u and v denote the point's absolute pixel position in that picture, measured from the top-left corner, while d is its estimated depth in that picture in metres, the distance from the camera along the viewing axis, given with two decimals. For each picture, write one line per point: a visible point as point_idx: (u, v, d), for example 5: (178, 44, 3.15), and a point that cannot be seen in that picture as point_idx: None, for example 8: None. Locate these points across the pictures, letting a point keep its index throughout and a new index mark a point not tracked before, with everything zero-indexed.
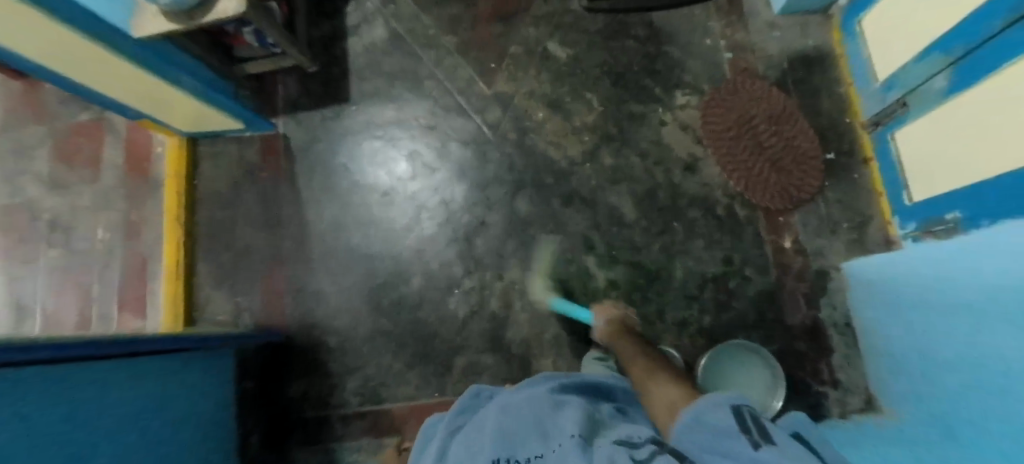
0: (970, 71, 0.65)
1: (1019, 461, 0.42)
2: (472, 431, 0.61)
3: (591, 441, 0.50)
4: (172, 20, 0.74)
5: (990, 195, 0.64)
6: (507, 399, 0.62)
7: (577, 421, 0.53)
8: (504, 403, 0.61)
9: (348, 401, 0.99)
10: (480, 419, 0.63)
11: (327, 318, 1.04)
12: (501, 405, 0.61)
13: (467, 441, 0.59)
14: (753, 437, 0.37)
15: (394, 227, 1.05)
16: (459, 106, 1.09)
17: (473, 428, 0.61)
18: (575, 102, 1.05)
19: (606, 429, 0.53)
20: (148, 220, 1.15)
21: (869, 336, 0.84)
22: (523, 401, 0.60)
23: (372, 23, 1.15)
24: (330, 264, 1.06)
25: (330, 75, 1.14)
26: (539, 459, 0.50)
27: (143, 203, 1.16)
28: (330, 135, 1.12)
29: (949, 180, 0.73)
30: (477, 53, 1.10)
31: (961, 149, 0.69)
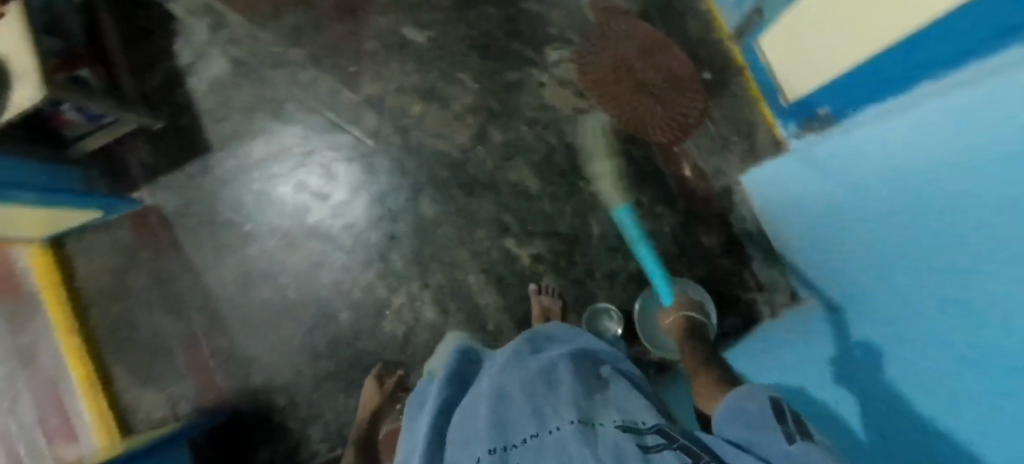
0: None
1: (929, 376, 0.40)
2: (463, 404, 0.51)
3: (592, 422, 0.43)
4: None
5: (856, 84, 0.63)
6: (507, 373, 0.53)
7: (577, 401, 0.46)
8: (502, 377, 0.52)
9: (315, 452, 0.97)
10: (472, 393, 0.53)
11: (267, 379, 0.99)
12: (499, 380, 0.51)
13: (458, 417, 0.49)
14: (788, 426, 0.39)
15: (304, 268, 0.99)
16: (331, 121, 1.00)
17: (465, 402, 0.52)
18: (448, 85, 0.98)
19: (608, 406, 0.48)
20: (40, 339, 1.04)
21: (780, 240, 0.86)
22: (523, 376, 0.52)
23: (207, 55, 1.02)
24: (253, 325, 1.01)
25: (180, 126, 1.02)
26: (535, 441, 0.41)
27: (28, 323, 1.05)
28: (202, 192, 1.02)
29: (813, 78, 0.73)
30: (332, 60, 1.00)
31: (816, 46, 0.68)
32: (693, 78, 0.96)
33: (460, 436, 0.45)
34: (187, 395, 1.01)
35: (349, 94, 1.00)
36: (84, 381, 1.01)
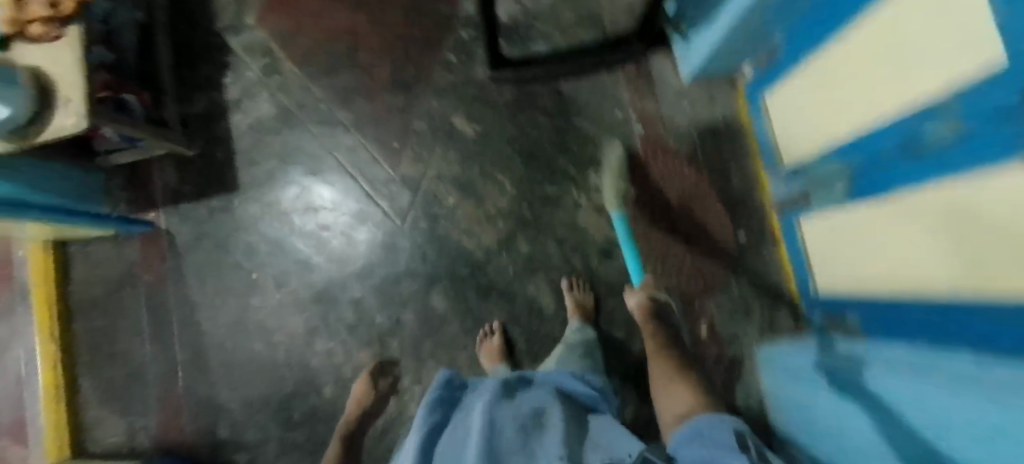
0: (855, 189, 0.62)
1: None
2: (453, 433, 0.55)
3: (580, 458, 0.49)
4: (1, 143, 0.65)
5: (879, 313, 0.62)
6: (495, 399, 0.56)
7: (564, 443, 0.50)
8: (490, 404, 0.55)
9: None
10: (462, 421, 0.56)
11: (238, 436, 0.96)
12: (485, 406, 0.54)
13: (447, 445, 0.53)
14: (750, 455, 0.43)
15: (300, 330, 0.97)
16: (363, 191, 0.99)
17: (455, 431, 0.55)
18: (486, 184, 0.98)
19: (589, 444, 0.52)
20: (12, 338, 0.98)
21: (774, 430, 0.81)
22: (508, 407, 0.55)
23: (254, 95, 1.01)
24: (234, 375, 0.97)
25: (213, 158, 1.01)
26: None
27: (3, 318, 0.99)
28: (218, 230, 0.99)
29: (844, 282, 0.73)
30: (379, 131, 1.00)
31: (851, 255, 0.68)
32: (727, 236, 0.96)
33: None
34: (150, 431, 0.97)
35: (387, 168, 0.99)
36: (50, 392, 0.96)
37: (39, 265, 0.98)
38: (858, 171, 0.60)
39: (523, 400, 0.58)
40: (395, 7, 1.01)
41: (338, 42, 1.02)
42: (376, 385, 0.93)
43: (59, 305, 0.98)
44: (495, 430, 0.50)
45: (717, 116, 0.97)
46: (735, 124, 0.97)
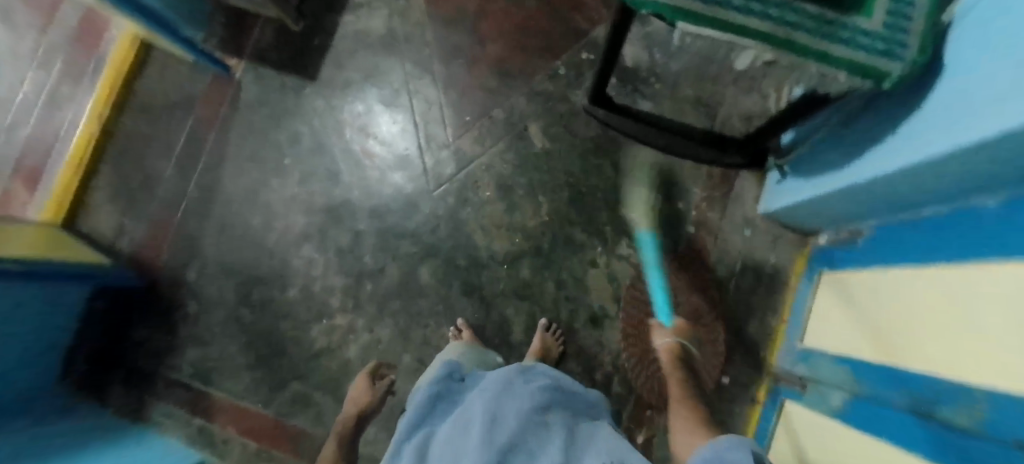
0: (859, 411, 0.61)
1: None
2: (455, 419, 0.60)
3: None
4: None
5: None
6: (495, 395, 0.60)
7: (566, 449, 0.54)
8: (492, 400, 0.59)
9: (180, 369, 0.98)
10: (463, 411, 0.61)
11: (195, 287, 1.00)
12: (489, 402, 0.59)
13: (450, 434, 0.58)
14: None
15: (297, 229, 1.00)
16: (416, 142, 1.01)
17: (458, 415, 0.60)
18: (525, 198, 0.98)
19: (589, 446, 0.56)
20: (65, 97, 1.04)
21: None
22: (508, 404, 0.59)
23: (374, 6, 1.03)
24: (223, 234, 1.01)
25: (309, 43, 1.04)
26: None
27: (68, 76, 1.04)
28: (279, 104, 1.03)
29: None
30: (461, 101, 1.02)
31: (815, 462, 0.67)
32: (711, 376, 0.92)
33: (450, 451, 0.56)
34: (132, 239, 1.02)
35: (449, 134, 1.01)
36: (71, 161, 1.01)
37: (125, 52, 1.04)
38: (863, 396, 0.61)
39: (524, 394, 0.62)
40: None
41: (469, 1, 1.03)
42: (373, 390, 0.90)
43: (120, 92, 1.03)
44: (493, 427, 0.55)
45: (768, 258, 0.94)
46: (782, 275, 0.94)
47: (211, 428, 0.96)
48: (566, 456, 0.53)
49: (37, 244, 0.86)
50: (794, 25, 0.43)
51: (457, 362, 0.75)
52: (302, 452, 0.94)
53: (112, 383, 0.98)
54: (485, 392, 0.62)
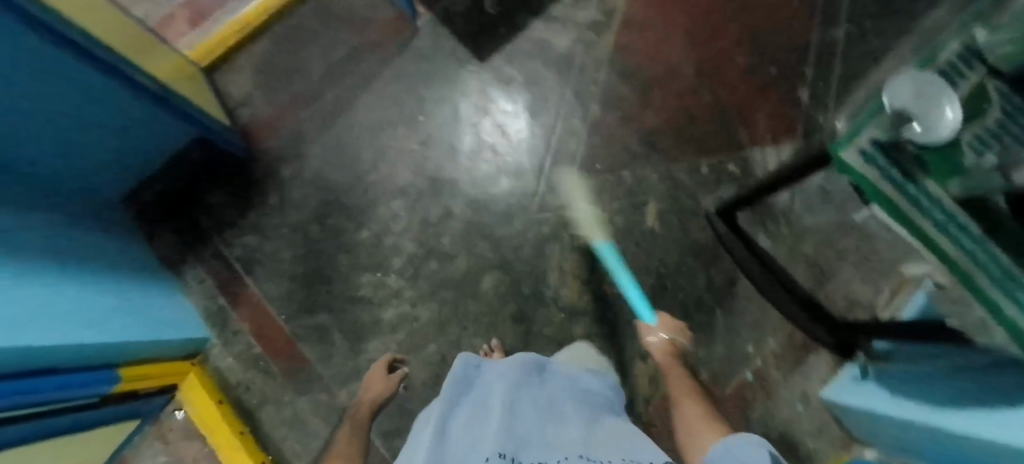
0: None
1: None
2: (472, 405, 0.56)
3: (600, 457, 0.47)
4: None
5: None
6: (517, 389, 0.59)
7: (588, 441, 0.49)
8: (509, 391, 0.56)
9: (231, 247, 0.99)
10: (478, 399, 0.58)
11: (283, 183, 1.01)
12: (508, 392, 0.56)
13: (463, 416, 0.54)
14: None
15: (397, 180, 1.01)
16: (541, 162, 1.02)
17: (474, 404, 0.57)
18: (612, 263, 0.97)
19: (611, 443, 0.51)
20: None
21: None
22: (527, 400, 0.57)
23: (569, 25, 1.05)
24: (331, 149, 1.03)
25: (495, 27, 1.06)
26: None
27: None
28: (441, 64, 1.05)
29: None
30: (599, 147, 1.02)
31: None
32: None
33: (461, 434, 0.51)
34: (254, 113, 1.05)
35: (574, 170, 1.01)
36: (241, 21, 1.05)
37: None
38: None
39: (542, 393, 0.60)
40: (715, 93, 1.02)
41: (653, 64, 1.04)
42: (388, 379, 0.86)
43: None
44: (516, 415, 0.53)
45: (806, 442, 0.91)
46: None
47: (229, 314, 0.96)
48: (586, 447, 0.48)
49: (182, 73, 0.91)
50: (976, 263, 0.31)
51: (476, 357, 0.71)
52: (295, 379, 0.93)
53: (164, 227, 0.99)
54: (503, 382, 0.59)
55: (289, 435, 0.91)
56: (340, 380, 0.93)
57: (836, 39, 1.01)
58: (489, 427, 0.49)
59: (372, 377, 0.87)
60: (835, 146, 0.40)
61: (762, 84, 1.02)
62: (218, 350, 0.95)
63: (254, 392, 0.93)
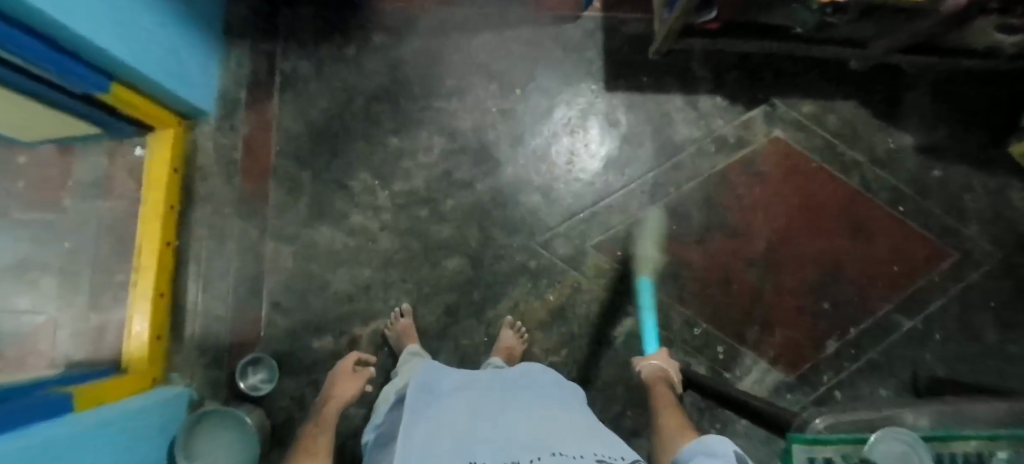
0: None
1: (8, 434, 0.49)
2: (434, 413, 0.53)
3: (571, 449, 0.42)
4: None
5: None
6: (476, 398, 0.56)
7: (555, 437, 0.45)
8: (475, 407, 0.53)
9: (285, 57, 0.96)
10: (441, 409, 0.54)
11: (368, 43, 0.98)
12: (472, 407, 0.53)
13: (427, 422, 0.50)
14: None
15: (457, 123, 0.97)
16: (579, 210, 0.97)
17: (436, 412, 0.53)
18: (558, 336, 0.94)
19: (581, 438, 0.46)
20: None
21: None
22: (490, 403, 0.54)
23: (701, 123, 0.99)
24: (428, 51, 0.99)
25: (643, 72, 1.00)
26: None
27: None
28: (573, 62, 1.00)
29: None
30: (634, 240, 0.97)
31: None
32: None
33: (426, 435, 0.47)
34: None
35: (598, 239, 0.96)
36: None
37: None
38: None
39: (507, 394, 0.57)
40: (763, 282, 0.97)
41: (739, 214, 0.98)
42: (356, 377, 0.81)
43: None
44: (483, 417, 0.50)
45: None
46: None
47: (239, 107, 0.95)
48: (552, 440, 0.44)
49: None
50: None
51: (433, 364, 0.68)
52: (245, 204, 0.93)
53: None
54: (468, 396, 0.56)
55: (205, 241, 0.92)
56: (279, 234, 0.93)
57: (898, 328, 0.95)
58: (452, 432, 0.46)
59: (341, 374, 0.82)
60: (795, 439, 0.28)
61: (807, 309, 0.96)
62: (208, 130, 0.94)
63: (207, 187, 0.93)
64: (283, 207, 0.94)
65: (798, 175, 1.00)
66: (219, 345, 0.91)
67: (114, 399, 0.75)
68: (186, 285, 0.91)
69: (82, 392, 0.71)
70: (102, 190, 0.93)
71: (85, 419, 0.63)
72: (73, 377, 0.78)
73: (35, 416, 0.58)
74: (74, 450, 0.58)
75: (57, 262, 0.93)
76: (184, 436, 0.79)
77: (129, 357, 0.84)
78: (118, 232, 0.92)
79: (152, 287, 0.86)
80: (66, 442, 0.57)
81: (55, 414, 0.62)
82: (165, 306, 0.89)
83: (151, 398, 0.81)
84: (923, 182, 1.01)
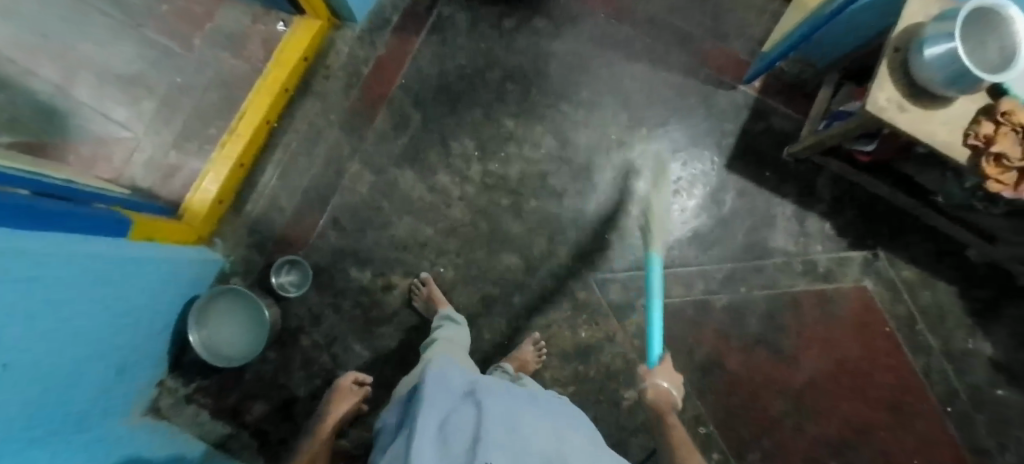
0: None
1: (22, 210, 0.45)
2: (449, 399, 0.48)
3: None
4: (901, 87, 0.69)
5: None
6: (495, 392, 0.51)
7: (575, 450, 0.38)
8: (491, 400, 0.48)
9: (447, 4, 0.96)
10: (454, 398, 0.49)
11: (528, 24, 0.97)
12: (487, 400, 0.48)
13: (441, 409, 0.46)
14: None
15: (574, 134, 0.96)
16: (648, 266, 0.94)
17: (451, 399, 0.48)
18: (573, 373, 0.92)
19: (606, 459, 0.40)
20: None
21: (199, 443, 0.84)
22: (507, 399, 0.49)
23: (798, 237, 0.96)
24: (580, 56, 0.97)
25: (769, 165, 0.96)
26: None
27: None
28: (709, 126, 0.97)
29: None
30: (685, 318, 0.94)
31: None
32: None
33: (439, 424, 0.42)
34: None
35: (651, 301, 0.94)
36: None
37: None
38: None
39: (522, 399, 0.52)
40: (785, 414, 0.94)
41: (795, 342, 0.94)
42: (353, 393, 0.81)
43: None
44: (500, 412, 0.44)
45: None
46: None
47: (386, 30, 0.95)
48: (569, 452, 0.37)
49: None
50: None
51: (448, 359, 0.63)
52: (351, 119, 0.94)
53: None
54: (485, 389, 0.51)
55: (300, 134, 0.93)
56: (367, 160, 0.94)
57: None
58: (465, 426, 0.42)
59: (340, 390, 0.79)
60: None
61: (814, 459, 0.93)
62: (349, 37, 0.95)
63: (325, 87, 0.94)
64: (381, 137, 0.94)
65: (867, 331, 0.95)
66: (268, 234, 0.92)
67: (154, 240, 0.75)
68: (265, 166, 0.93)
69: (129, 227, 0.70)
70: (232, 45, 0.95)
71: (116, 252, 0.61)
72: (135, 203, 0.80)
73: (77, 226, 0.56)
74: (89, 275, 0.55)
75: (164, 90, 0.95)
76: (202, 302, 0.81)
77: (190, 207, 0.87)
78: (229, 89, 0.94)
79: (238, 153, 0.88)
80: (88, 265, 0.54)
81: (95, 233, 0.60)
82: (239, 176, 0.91)
83: (195, 253, 0.83)
84: (984, 395, 0.95)
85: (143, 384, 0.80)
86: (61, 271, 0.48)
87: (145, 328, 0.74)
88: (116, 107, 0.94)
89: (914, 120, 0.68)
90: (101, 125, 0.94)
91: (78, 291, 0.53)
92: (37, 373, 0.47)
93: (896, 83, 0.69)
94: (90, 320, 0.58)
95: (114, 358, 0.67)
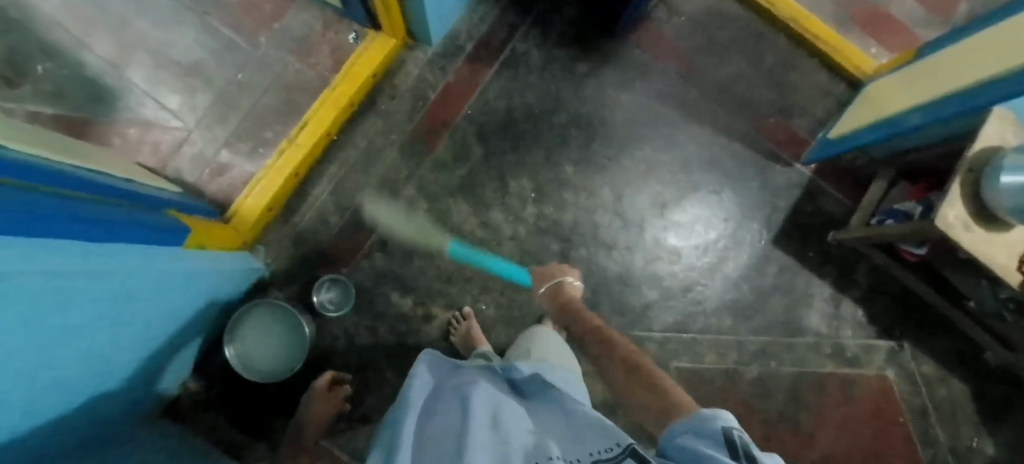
0: None
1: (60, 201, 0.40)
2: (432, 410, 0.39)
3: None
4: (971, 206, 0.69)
5: None
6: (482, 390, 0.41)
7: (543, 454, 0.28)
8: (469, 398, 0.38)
9: (523, 41, 0.95)
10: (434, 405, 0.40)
11: (600, 70, 0.96)
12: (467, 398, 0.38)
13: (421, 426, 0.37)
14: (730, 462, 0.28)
15: (630, 188, 0.96)
16: (684, 329, 0.96)
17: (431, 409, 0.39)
18: None
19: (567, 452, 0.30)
20: None
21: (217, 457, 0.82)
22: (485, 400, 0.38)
23: (829, 318, 0.98)
24: (647, 110, 0.97)
25: (814, 245, 0.98)
26: None
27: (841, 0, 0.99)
28: (762, 200, 0.98)
29: None
30: (714, 384, 0.95)
31: None
32: None
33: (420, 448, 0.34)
34: (664, 18, 0.98)
35: (683, 364, 0.95)
36: None
37: (895, 61, 0.90)
38: None
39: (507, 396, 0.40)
40: None
41: (814, 421, 0.97)
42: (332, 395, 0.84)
43: (815, 46, 0.97)
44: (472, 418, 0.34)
45: None
46: None
47: (459, 57, 0.94)
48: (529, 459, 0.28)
49: None
50: None
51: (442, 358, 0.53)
52: (411, 142, 0.93)
53: None
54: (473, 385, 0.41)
55: (358, 151, 0.92)
56: (422, 186, 0.92)
57: None
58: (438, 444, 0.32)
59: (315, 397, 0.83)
60: None
61: None
62: (420, 58, 0.94)
63: (389, 107, 0.92)
64: (440, 164, 0.93)
65: (882, 418, 0.98)
66: (313, 247, 0.90)
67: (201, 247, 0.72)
68: (319, 178, 0.91)
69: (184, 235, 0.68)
70: (299, 49, 0.92)
71: (163, 262, 0.58)
72: (188, 204, 0.77)
73: (141, 238, 0.54)
74: (136, 289, 0.53)
75: (221, 84, 0.91)
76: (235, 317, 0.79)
77: (237, 212, 0.85)
78: (291, 94, 0.91)
79: (294, 164, 0.86)
80: (135, 278, 0.52)
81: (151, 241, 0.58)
82: (291, 186, 0.89)
83: (240, 261, 0.81)
84: None
85: (164, 383, 0.77)
86: (105, 285, 0.44)
87: (176, 335, 0.72)
88: (169, 96, 0.91)
89: (980, 239, 0.69)
90: (151, 113, 0.90)
91: (121, 305, 0.50)
92: (64, 383, 0.43)
93: (967, 200, 0.70)
94: (128, 330, 0.55)
95: (140, 364, 0.64)
